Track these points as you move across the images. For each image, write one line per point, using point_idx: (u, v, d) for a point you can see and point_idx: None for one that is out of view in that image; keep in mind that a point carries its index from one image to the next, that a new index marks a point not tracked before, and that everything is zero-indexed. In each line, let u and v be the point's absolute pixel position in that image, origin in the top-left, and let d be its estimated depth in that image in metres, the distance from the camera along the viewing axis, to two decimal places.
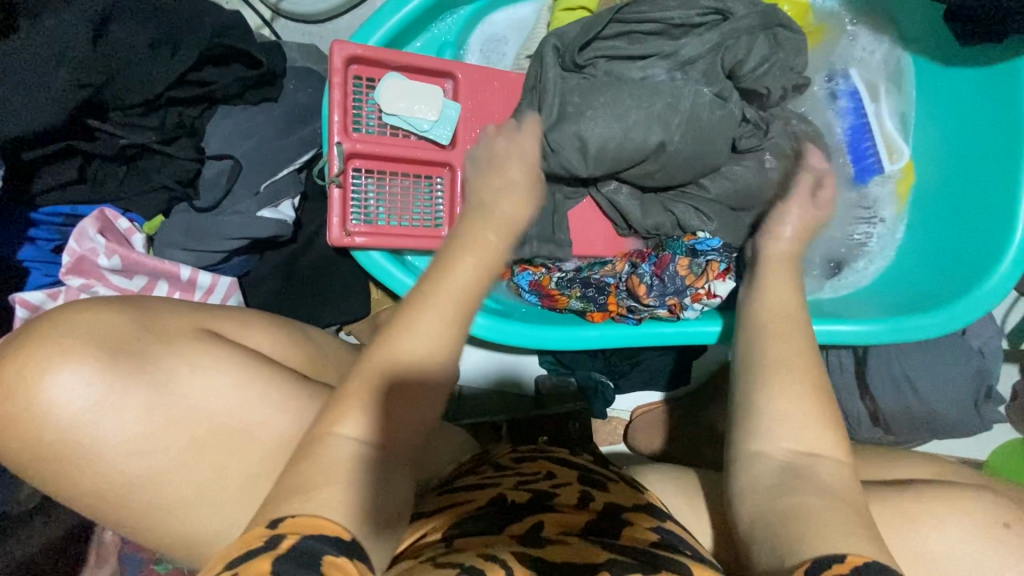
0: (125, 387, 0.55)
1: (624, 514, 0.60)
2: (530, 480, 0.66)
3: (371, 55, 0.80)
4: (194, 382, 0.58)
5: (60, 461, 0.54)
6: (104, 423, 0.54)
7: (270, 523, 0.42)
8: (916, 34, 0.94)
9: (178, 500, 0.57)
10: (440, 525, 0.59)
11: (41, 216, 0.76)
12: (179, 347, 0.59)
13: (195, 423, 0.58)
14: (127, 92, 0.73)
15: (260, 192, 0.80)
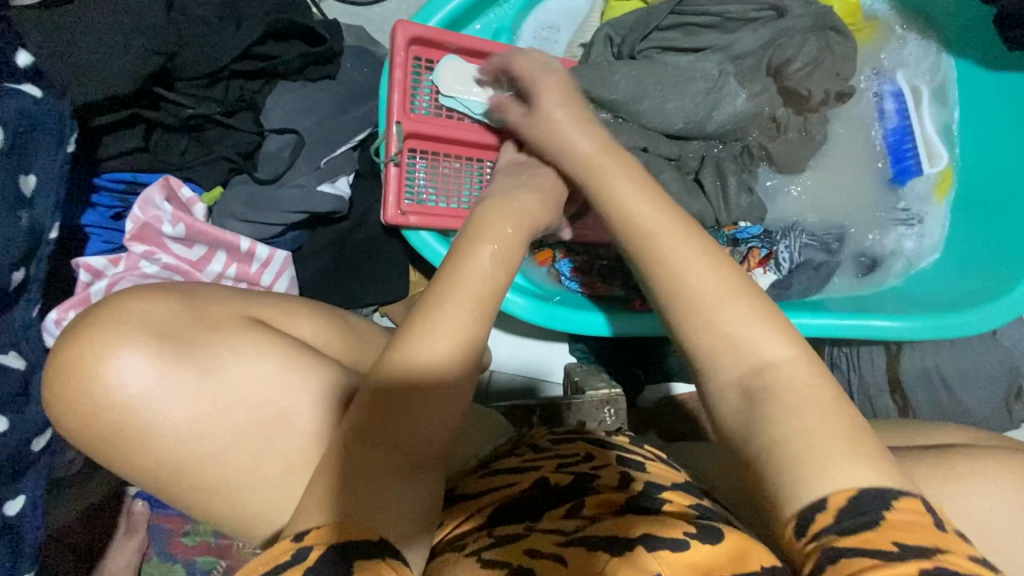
0: (179, 371, 0.49)
1: (663, 493, 0.58)
2: (569, 462, 0.62)
3: (433, 36, 0.81)
4: (238, 370, 0.52)
5: (107, 443, 0.49)
6: (158, 405, 0.49)
7: (297, 535, 0.43)
8: (962, 37, 0.96)
9: (237, 481, 0.52)
10: (483, 511, 0.58)
11: (103, 182, 0.77)
12: (227, 330, 0.53)
13: (238, 411, 0.51)
14: (195, 61, 0.74)
15: (320, 167, 0.82)
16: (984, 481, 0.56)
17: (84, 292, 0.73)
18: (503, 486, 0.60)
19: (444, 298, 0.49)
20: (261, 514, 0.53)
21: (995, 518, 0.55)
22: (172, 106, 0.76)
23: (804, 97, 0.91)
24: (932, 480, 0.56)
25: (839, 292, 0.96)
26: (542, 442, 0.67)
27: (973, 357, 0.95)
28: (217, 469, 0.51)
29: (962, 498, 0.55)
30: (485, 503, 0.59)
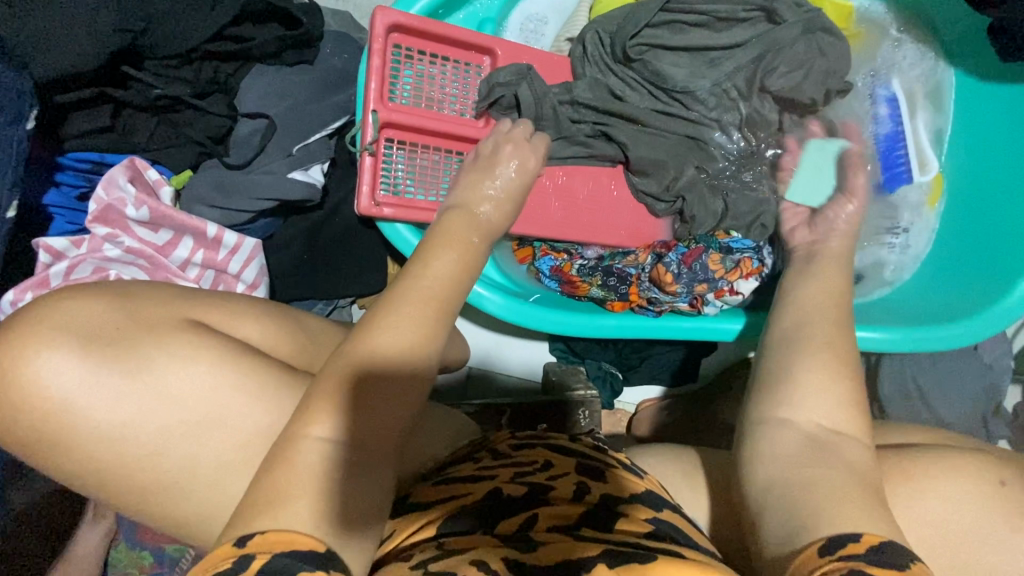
0: (110, 373, 0.52)
1: (620, 506, 0.59)
2: (525, 471, 0.63)
3: (414, 23, 0.79)
4: (173, 371, 0.54)
5: (45, 440, 0.51)
6: (88, 406, 0.51)
7: (239, 540, 0.41)
8: (959, 45, 0.94)
9: (178, 478, 0.54)
10: (438, 519, 0.58)
11: (68, 161, 0.75)
12: (162, 334, 0.56)
13: (171, 409, 0.54)
14: (166, 41, 0.72)
15: (292, 153, 0.79)
16: (953, 492, 0.55)
17: (43, 273, 0.71)
18: (459, 495, 0.60)
19: (414, 298, 0.53)
20: (201, 506, 0.55)
21: (956, 535, 0.54)
22: (141, 86, 0.74)
23: (808, 104, 0.90)
24: (898, 492, 0.55)
25: None
26: (502, 446, 0.69)
27: (957, 373, 0.94)
28: (154, 467, 0.54)
29: (925, 512, 0.55)
30: (436, 513, 0.59)
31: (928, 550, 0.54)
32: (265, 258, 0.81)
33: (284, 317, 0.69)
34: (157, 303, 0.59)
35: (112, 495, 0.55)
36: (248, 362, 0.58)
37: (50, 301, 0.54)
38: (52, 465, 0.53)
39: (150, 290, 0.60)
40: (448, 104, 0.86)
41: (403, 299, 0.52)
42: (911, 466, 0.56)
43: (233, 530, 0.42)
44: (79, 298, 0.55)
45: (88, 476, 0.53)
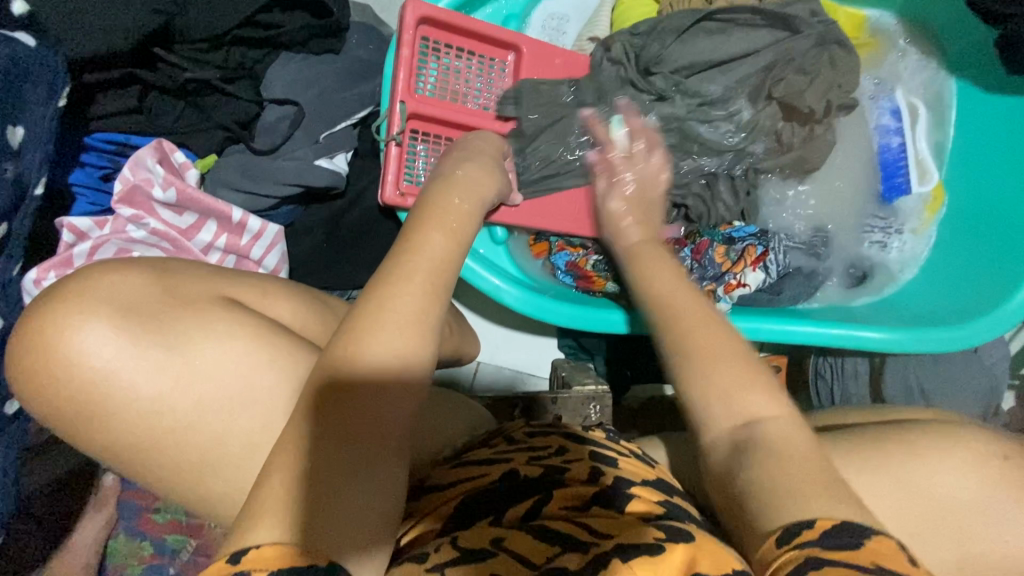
0: (146, 349, 0.52)
1: (631, 488, 0.59)
2: (541, 455, 0.64)
3: (443, 17, 0.80)
4: (205, 348, 0.55)
5: (78, 413, 0.52)
6: (123, 378, 0.52)
7: (232, 556, 0.40)
8: (963, 56, 0.96)
9: (208, 455, 0.54)
10: (456, 499, 0.59)
11: (93, 141, 0.75)
12: (194, 312, 0.56)
13: (202, 386, 0.54)
14: (196, 26, 0.72)
15: (319, 141, 0.80)
16: (970, 481, 0.56)
17: (66, 253, 0.71)
18: (477, 476, 0.62)
19: (405, 276, 0.51)
20: (230, 485, 0.55)
21: (969, 519, 0.55)
22: (170, 69, 0.74)
23: (810, 113, 0.91)
24: (910, 474, 0.57)
25: (827, 301, 0.98)
26: (518, 434, 0.70)
27: (956, 372, 0.97)
28: (184, 443, 0.54)
29: (936, 495, 0.56)
30: (453, 494, 0.60)
31: (939, 532, 0.56)
32: (287, 244, 0.82)
33: (308, 299, 0.69)
34: (189, 283, 0.59)
35: (141, 469, 0.54)
36: (277, 340, 0.58)
37: (86, 275, 0.55)
38: (84, 438, 0.53)
39: (179, 267, 0.60)
40: (472, 98, 0.87)
41: (392, 281, 0.50)
42: (922, 444, 0.58)
43: (235, 538, 0.41)
44: (116, 272, 0.56)
45: (119, 449, 0.53)
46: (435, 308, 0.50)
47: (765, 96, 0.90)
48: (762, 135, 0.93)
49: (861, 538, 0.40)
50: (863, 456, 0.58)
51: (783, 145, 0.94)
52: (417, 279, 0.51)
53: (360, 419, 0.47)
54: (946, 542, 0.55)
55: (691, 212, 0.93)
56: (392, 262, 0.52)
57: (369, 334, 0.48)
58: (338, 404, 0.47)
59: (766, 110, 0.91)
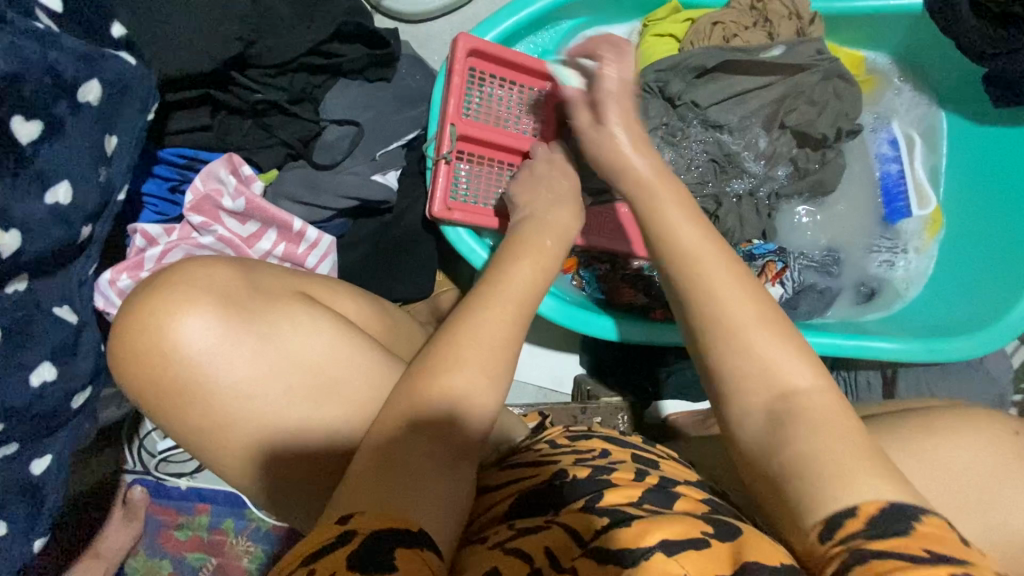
0: (239, 337, 0.55)
1: (676, 487, 0.62)
2: (586, 458, 0.66)
3: (490, 50, 0.88)
4: (294, 336, 0.57)
5: (176, 393, 0.55)
6: (220, 364, 0.54)
7: (341, 518, 0.44)
8: (954, 95, 1.05)
9: (292, 438, 0.57)
10: (510, 498, 0.61)
11: (166, 154, 0.80)
12: (282, 304, 0.59)
13: (293, 372, 0.57)
14: (268, 53, 0.79)
15: (375, 159, 0.87)
16: (994, 481, 0.61)
17: (137, 257, 0.76)
18: (528, 477, 0.64)
19: (487, 295, 0.58)
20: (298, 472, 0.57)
21: (991, 493, 0.60)
22: (242, 90, 0.80)
23: (818, 139, 0.99)
24: (933, 450, 0.62)
25: (838, 317, 1.04)
26: (560, 440, 0.72)
27: (965, 383, 1.02)
28: (270, 425, 0.56)
29: (957, 469, 0.61)
30: (507, 493, 0.62)
31: (968, 509, 0.60)
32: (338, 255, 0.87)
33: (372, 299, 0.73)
34: (274, 277, 0.62)
35: (219, 454, 0.57)
36: (351, 334, 0.61)
37: (181, 266, 0.57)
38: (179, 417, 0.56)
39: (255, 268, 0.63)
40: (512, 123, 0.94)
41: (478, 304, 0.56)
42: (932, 422, 0.64)
43: (333, 512, 0.45)
44: (208, 262, 0.59)
45: (209, 429, 0.56)
46: (510, 317, 0.56)
47: (778, 126, 0.99)
48: (778, 161, 1.01)
49: (911, 522, 0.41)
50: (889, 442, 0.63)
51: (801, 170, 1.02)
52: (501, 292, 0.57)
53: (438, 402, 0.51)
54: (973, 516, 0.59)
55: (718, 227, 0.98)
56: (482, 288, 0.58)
57: (462, 333, 0.54)
58: (422, 401, 0.51)
59: (780, 138, 0.99)
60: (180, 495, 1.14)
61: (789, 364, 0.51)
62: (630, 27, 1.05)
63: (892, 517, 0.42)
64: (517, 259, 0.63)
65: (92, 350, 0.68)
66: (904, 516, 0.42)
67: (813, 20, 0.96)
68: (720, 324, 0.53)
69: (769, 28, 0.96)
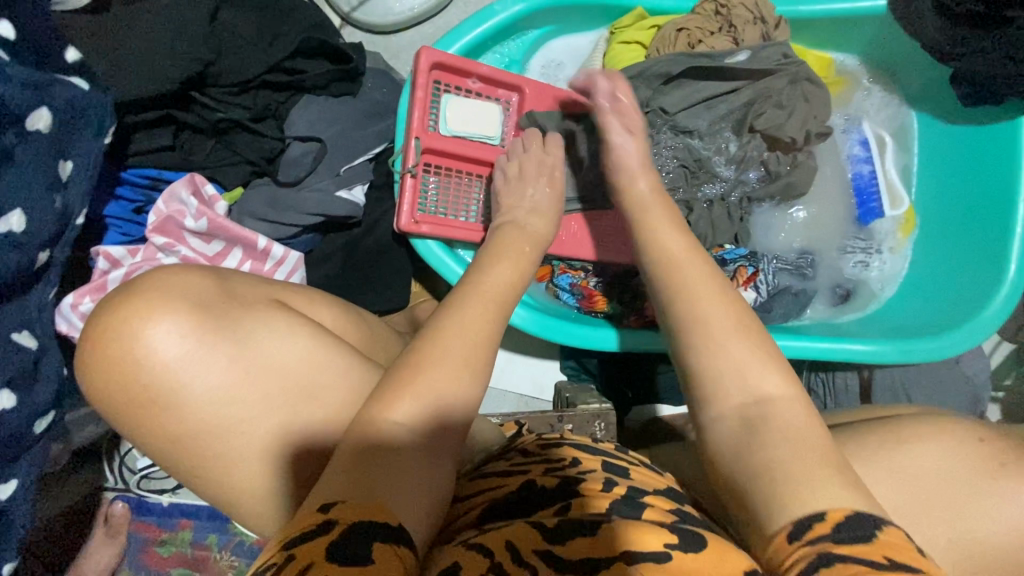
0: (213, 344, 0.56)
1: (644, 497, 0.60)
2: (557, 466, 0.64)
3: (453, 62, 0.88)
4: (270, 344, 0.58)
5: (145, 403, 0.55)
6: (189, 376, 0.55)
7: (323, 506, 0.45)
8: (923, 95, 1.05)
9: (262, 447, 0.57)
10: (478, 509, 0.60)
11: (129, 176, 0.80)
12: (256, 312, 0.60)
13: (271, 382, 0.58)
14: (229, 73, 0.80)
15: (339, 174, 0.86)
16: (961, 486, 0.60)
17: (101, 279, 0.76)
18: (495, 488, 0.63)
19: (462, 304, 0.60)
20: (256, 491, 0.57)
21: (958, 501, 0.59)
22: (203, 109, 0.80)
23: (788, 143, 0.98)
24: (898, 460, 0.61)
25: (814, 319, 1.04)
26: (532, 447, 0.70)
27: (941, 383, 1.02)
28: (244, 433, 0.57)
29: (920, 478, 0.61)
30: (474, 504, 0.61)
31: (931, 517, 0.60)
32: (307, 270, 0.88)
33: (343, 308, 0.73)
34: (250, 286, 0.64)
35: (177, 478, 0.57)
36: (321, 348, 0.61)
37: (153, 276, 0.59)
38: (150, 427, 0.56)
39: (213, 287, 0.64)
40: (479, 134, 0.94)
41: (449, 310, 0.59)
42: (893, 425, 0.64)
43: (314, 499, 0.46)
44: (177, 270, 0.60)
45: (182, 439, 0.56)
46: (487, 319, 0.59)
47: (748, 130, 0.97)
48: (751, 162, 1.00)
49: (872, 530, 0.44)
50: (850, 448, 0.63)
51: (772, 174, 1.01)
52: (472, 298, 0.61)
53: (406, 415, 0.52)
54: (935, 523, 0.59)
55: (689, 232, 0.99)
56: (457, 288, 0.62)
57: (435, 341, 0.56)
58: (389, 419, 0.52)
59: (750, 142, 0.98)
60: (162, 512, 1.15)
61: (768, 378, 0.55)
62: (597, 33, 1.05)
63: (862, 522, 0.44)
64: (499, 266, 0.67)
65: (55, 374, 0.68)
66: (867, 522, 0.44)
67: (778, 24, 0.97)
68: (699, 336, 0.57)
69: (734, 33, 0.96)
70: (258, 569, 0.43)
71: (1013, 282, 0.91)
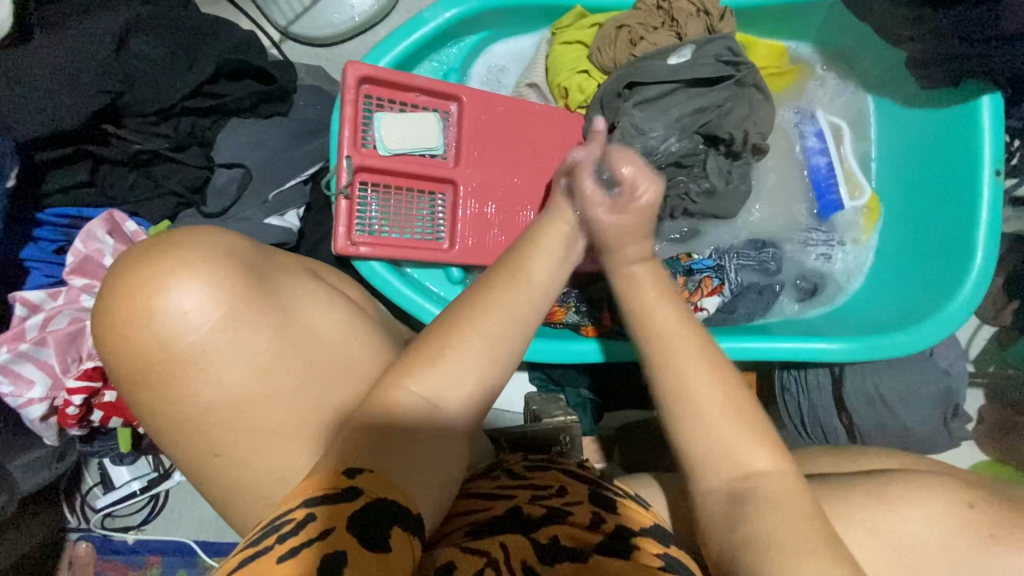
0: (255, 306, 0.55)
1: (633, 538, 0.56)
2: (543, 494, 0.60)
3: (383, 76, 0.85)
4: (310, 310, 0.59)
5: (171, 364, 0.53)
6: (221, 340, 0.54)
7: (349, 471, 0.45)
8: (879, 78, 1.02)
9: (292, 424, 0.56)
10: (460, 532, 0.56)
11: (46, 217, 0.77)
12: (294, 280, 0.61)
13: (315, 352, 0.58)
14: (144, 101, 0.76)
15: (268, 201, 0.83)
16: (915, 499, 0.57)
17: (18, 327, 0.73)
18: (480, 510, 0.59)
19: (507, 284, 0.57)
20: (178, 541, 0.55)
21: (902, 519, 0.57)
22: (120, 142, 0.77)
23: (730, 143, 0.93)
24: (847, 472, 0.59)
25: (781, 317, 1.01)
26: (517, 468, 0.65)
27: (916, 379, 0.98)
28: (272, 409, 0.56)
29: (876, 492, 0.58)
30: (459, 524, 0.57)
31: (882, 537, 0.56)
32: None
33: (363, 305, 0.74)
34: (282, 255, 0.66)
35: None
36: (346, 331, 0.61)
37: (192, 232, 0.58)
38: (178, 397, 0.54)
39: None
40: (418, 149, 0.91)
41: (477, 304, 0.55)
42: None
43: (337, 463, 0.46)
44: (217, 231, 0.60)
45: (215, 407, 0.54)
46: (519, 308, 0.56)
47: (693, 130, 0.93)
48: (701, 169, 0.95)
49: None
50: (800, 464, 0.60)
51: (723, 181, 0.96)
52: (513, 291, 0.56)
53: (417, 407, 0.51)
54: (897, 543, 0.56)
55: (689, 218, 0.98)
56: (504, 278, 0.58)
57: (478, 313, 0.54)
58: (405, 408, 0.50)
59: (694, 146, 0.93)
60: (129, 551, 1.10)
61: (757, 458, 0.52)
62: (540, 35, 1.02)
63: None
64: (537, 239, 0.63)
65: None
66: None
67: (723, 16, 0.93)
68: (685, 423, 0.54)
69: (677, 27, 0.92)
70: (268, 525, 0.42)
71: (980, 271, 0.88)
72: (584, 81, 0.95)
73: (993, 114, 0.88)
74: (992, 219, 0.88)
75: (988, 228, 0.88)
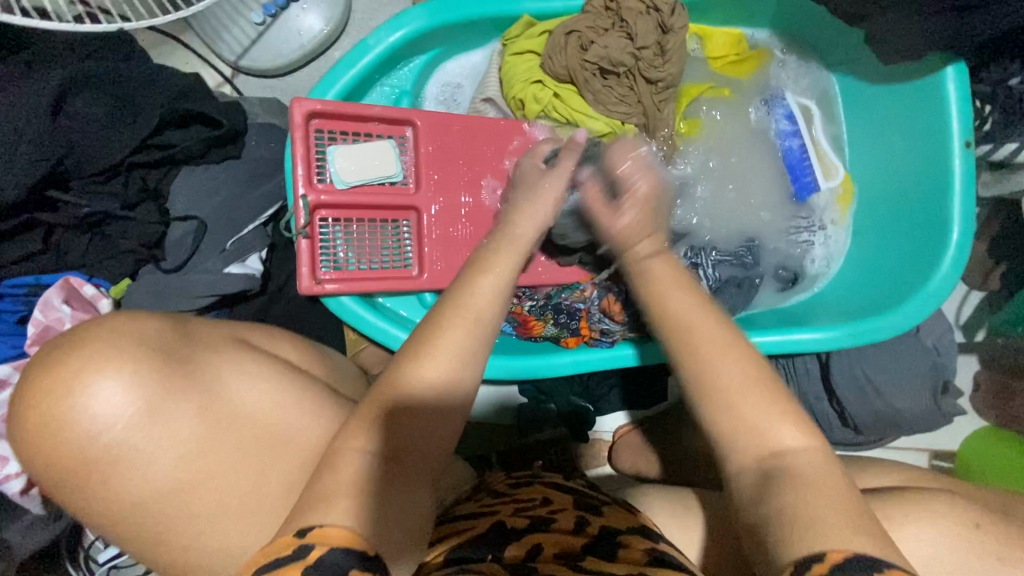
0: (172, 396, 0.55)
1: (621, 536, 0.54)
2: (527, 506, 0.59)
3: (330, 109, 0.83)
4: (236, 383, 0.59)
5: (92, 469, 0.52)
6: (146, 433, 0.53)
7: (300, 529, 0.41)
8: (844, 56, 1.00)
9: (246, 491, 0.56)
10: (444, 550, 0.54)
11: (4, 289, 0.77)
12: (216, 351, 0.60)
13: (245, 428, 0.58)
14: (88, 161, 0.76)
15: (227, 249, 0.81)
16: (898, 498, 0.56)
17: None
18: (463, 530, 0.57)
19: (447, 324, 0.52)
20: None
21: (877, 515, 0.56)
22: (70, 207, 0.77)
23: None
24: None
25: (763, 307, 0.99)
26: (500, 488, 0.65)
27: (901, 356, 0.97)
28: (225, 480, 0.56)
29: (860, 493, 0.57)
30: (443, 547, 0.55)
31: None
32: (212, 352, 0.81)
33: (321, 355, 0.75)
34: (209, 327, 0.65)
35: None
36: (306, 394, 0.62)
37: (102, 322, 0.57)
38: (120, 478, 0.53)
39: None
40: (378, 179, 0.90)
41: (426, 350, 0.51)
42: None
43: (294, 518, 0.43)
44: (123, 318, 0.58)
45: (154, 495, 0.54)
46: (476, 338, 0.52)
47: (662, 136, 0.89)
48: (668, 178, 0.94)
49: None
50: None
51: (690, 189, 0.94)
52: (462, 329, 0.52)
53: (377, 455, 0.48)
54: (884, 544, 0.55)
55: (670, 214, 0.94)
56: (447, 307, 0.53)
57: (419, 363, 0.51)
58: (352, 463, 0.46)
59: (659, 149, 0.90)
60: None
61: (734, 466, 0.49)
62: (491, 48, 1.00)
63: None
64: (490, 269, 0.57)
65: None
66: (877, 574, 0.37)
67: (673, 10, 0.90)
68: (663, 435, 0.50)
69: (626, 28, 0.89)
70: None
71: (959, 243, 0.86)
72: (540, 90, 0.92)
73: (959, 83, 0.85)
74: (965, 187, 0.87)
75: (962, 197, 0.87)
